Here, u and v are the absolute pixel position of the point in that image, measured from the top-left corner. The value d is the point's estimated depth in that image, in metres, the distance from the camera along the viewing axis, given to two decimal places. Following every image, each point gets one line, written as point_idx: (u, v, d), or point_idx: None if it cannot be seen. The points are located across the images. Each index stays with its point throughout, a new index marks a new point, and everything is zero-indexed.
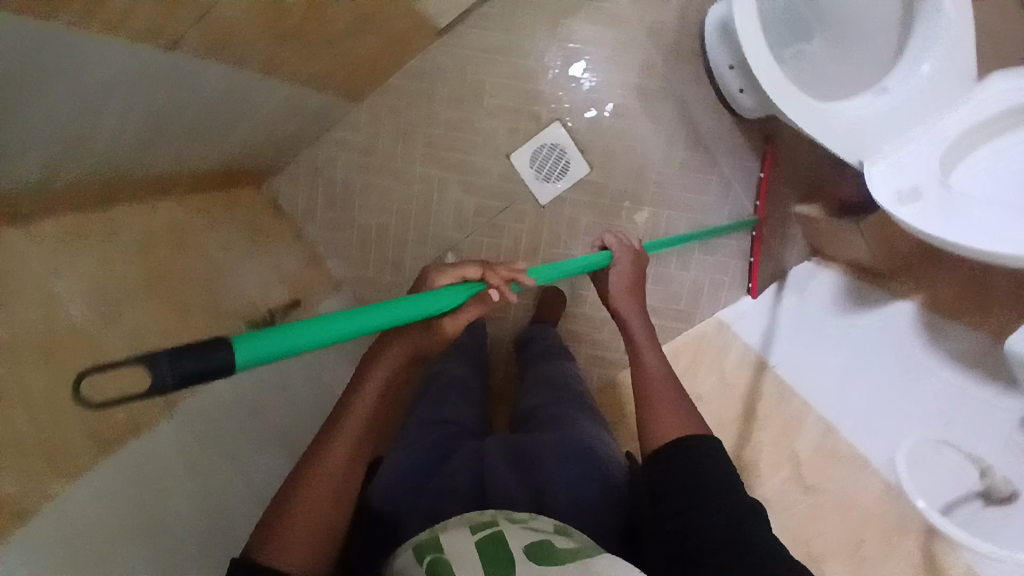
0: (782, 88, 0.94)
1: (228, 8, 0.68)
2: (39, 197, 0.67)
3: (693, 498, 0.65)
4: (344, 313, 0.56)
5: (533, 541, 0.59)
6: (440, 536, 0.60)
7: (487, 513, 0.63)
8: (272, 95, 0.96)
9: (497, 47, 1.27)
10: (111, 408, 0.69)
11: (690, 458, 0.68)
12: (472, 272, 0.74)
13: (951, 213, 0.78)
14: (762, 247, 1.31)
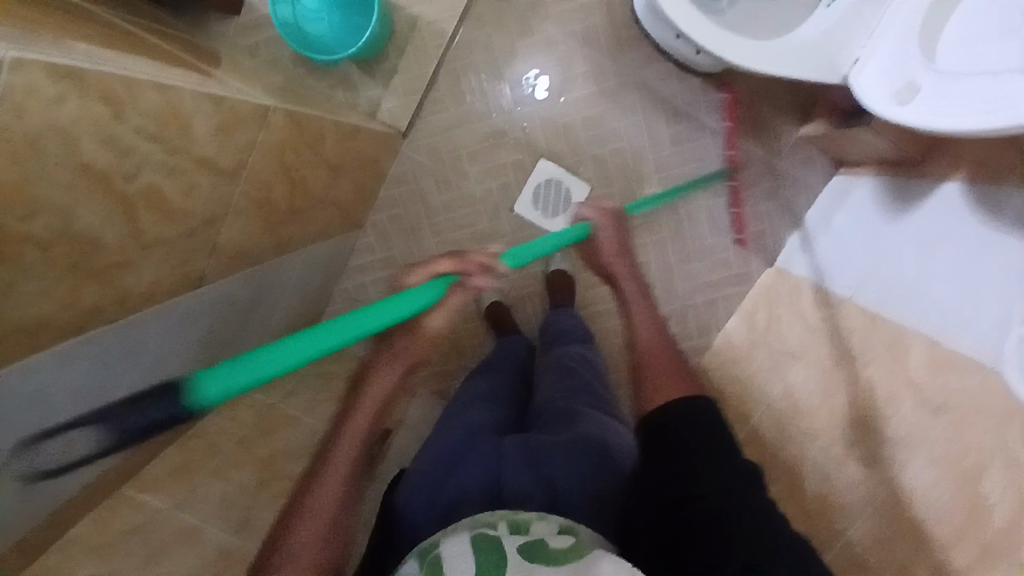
0: (731, 43, 0.93)
1: (229, 231, 0.75)
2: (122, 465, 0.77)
3: (695, 455, 0.69)
4: (332, 322, 0.57)
5: (526, 545, 0.64)
6: (438, 541, 0.67)
7: (492, 515, 0.70)
8: (295, 264, 1.04)
9: (457, 121, 1.31)
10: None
11: (693, 420, 0.73)
12: (441, 268, 0.81)
13: (943, 99, 0.76)
14: (786, 181, 1.29)
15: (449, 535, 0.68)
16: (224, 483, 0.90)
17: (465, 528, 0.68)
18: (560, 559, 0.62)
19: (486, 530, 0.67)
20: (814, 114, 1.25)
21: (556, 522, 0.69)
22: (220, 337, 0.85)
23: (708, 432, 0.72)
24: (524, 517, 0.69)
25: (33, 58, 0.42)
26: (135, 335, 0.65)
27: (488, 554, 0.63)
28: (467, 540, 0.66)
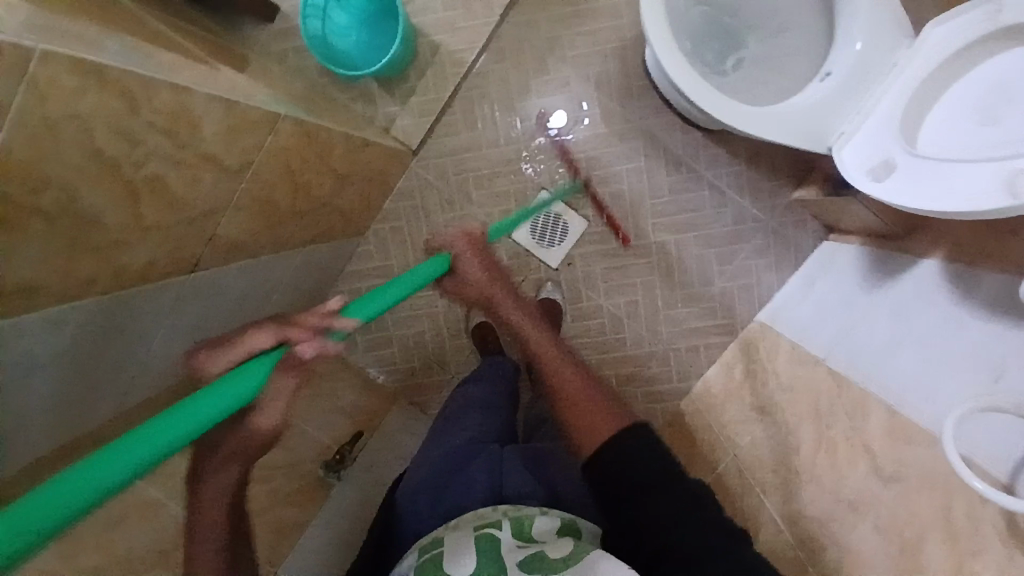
0: (724, 103, 0.97)
1: (228, 224, 0.80)
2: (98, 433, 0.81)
3: (648, 496, 0.69)
4: (156, 422, 0.43)
5: (528, 554, 0.71)
6: (444, 536, 0.77)
7: (494, 513, 0.78)
8: (291, 263, 1.09)
9: (466, 145, 1.36)
10: None
11: (634, 454, 0.71)
12: (263, 339, 0.60)
13: (920, 180, 0.79)
14: (778, 239, 1.33)
15: (451, 531, 0.77)
16: None
17: (469, 526, 0.77)
18: (551, 562, 0.69)
19: (489, 529, 0.76)
20: (811, 178, 1.28)
21: (557, 518, 0.78)
22: (205, 316, 0.89)
23: (655, 464, 0.71)
24: (525, 517, 0.78)
25: (58, 52, 0.47)
26: (126, 306, 0.69)
27: (487, 555, 0.72)
28: (472, 538, 0.75)
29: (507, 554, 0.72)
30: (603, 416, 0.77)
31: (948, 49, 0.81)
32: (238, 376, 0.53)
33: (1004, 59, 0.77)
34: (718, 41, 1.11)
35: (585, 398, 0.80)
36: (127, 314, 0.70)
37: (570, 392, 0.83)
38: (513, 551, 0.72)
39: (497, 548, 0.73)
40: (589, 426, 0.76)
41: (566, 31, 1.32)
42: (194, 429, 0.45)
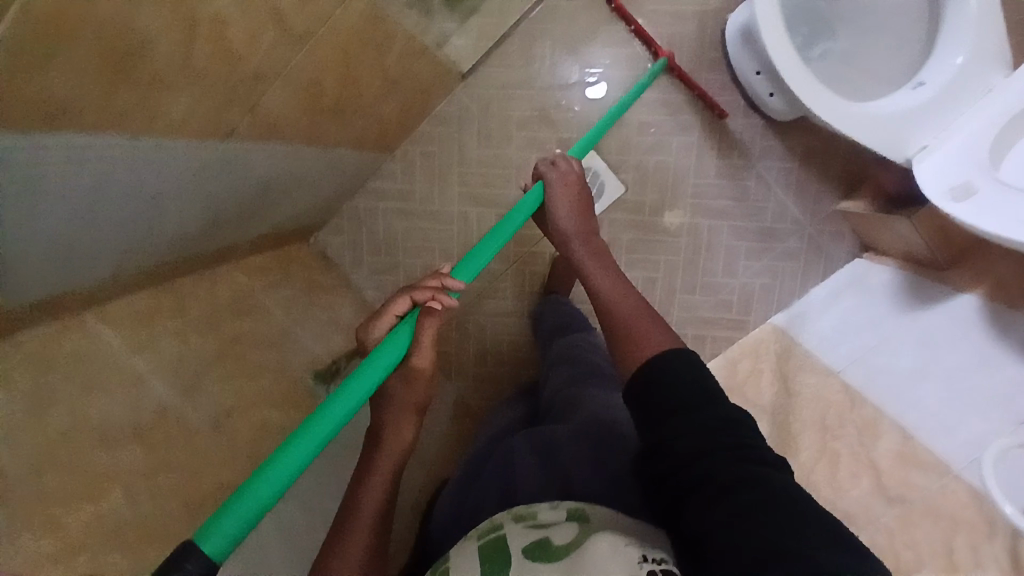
0: (811, 86, 0.91)
1: (271, 100, 0.74)
2: (100, 288, 0.80)
3: (681, 406, 0.60)
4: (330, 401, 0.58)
5: (531, 545, 0.61)
6: (450, 560, 0.66)
7: (495, 524, 0.67)
8: (317, 162, 1.03)
9: (517, 81, 1.29)
10: (159, 428, 0.78)
11: (673, 375, 0.63)
12: (401, 307, 0.75)
13: (1004, 206, 0.75)
14: (811, 246, 1.30)
15: (461, 551, 0.67)
16: (182, 348, 0.89)
17: (473, 543, 0.66)
18: (556, 550, 0.59)
19: (490, 535, 0.65)
20: (861, 191, 1.25)
21: (565, 508, 0.66)
22: (214, 189, 0.83)
23: (697, 383, 0.62)
24: (528, 511, 0.67)
25: None
26: (150, 169, 0.65)
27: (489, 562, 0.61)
28: (475, 551, 0.64)
29: (511, 550, 0.61)
30: (652, 337, 0.71)
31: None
32: (379, 352, 0.66)
33: None
34: (807, 26, 1.05)
35: (629, 314, 0.75)
36: (150, 177, 0.66)
37: (616, 307, 0.78)
38: (514, 548, 0.61)
39: (500, 549, 0.62)
40: (633, 344, 0.70)
41: None
42: (356, 401, 0.59)
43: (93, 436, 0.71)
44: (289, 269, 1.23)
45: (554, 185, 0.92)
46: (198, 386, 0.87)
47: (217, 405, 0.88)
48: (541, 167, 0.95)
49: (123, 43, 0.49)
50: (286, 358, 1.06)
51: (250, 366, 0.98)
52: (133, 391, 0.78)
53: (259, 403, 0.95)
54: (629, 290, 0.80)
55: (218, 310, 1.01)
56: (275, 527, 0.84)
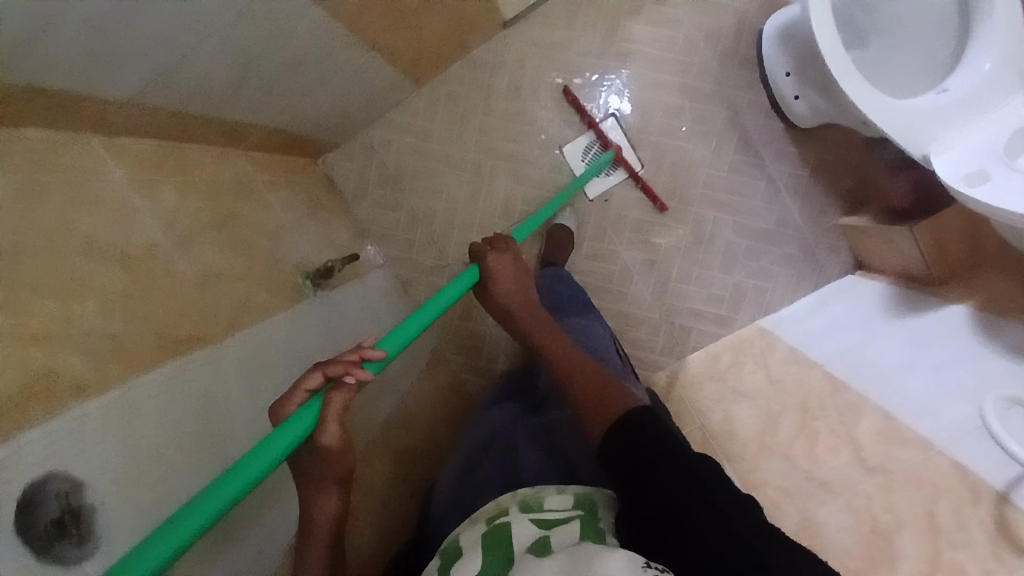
0: (850, 74, 0.92)
1: None
2: (121, 107, 0.75)
3: (652, 462, 0.64)
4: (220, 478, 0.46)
5: (534, 542, 0.64)
6: (459, 538, 0.71)
7: (504, 504, 0.71)
8: (352, 59, 1.02)
9: (555, 42, 1.31)
10: (145, 262, 0.73)
11: (641, 433, 0.67)
12: (313, 381, 0.64)
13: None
14: (807, 255, 1.33)
15: (469, 528, 0.71)
16: (177, 201, 0.85)
17: (482, 520, 0.71)
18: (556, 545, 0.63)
19: (499, 516, 0.69)
20: (862, 209, 1.29)
21: (571, 497, 0.72)
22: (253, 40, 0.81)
23: (661, 441, 0.65)
24: (535, 499, 0.71)
25: None
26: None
27: (497, 548, 0.65)
28: (482, 534, 0.68)
29: (517, 544, 0.64)
30: (610, 398, 0.74)
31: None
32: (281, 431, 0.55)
33: None
34: (842, 32, 1.12)
35: (591, 377, 0.79)
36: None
37: (581, 372, 0.80)
38: (521, 539, 0.65)
39: (504, 536, 0.66)
40: (602, 405, 0.73)
41: None
42: (262, 468, 0.48)
43: (77, 240, 0.65)
44: (295, 177, 1.19)
45: (495, 261, 0.95)
46: (190, 240, 0.82)
47: (205, 266, 0.83)
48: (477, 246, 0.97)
49: None
50: (280, 251, 1.01)
51: (245, 245, 0.93)
52: (124, 218, 0.74)
53: (249, 282, 0.89)
54: (588, 360, 0.83)
55: (221, 185, 0.96)
56: (246, 399, 0.76)
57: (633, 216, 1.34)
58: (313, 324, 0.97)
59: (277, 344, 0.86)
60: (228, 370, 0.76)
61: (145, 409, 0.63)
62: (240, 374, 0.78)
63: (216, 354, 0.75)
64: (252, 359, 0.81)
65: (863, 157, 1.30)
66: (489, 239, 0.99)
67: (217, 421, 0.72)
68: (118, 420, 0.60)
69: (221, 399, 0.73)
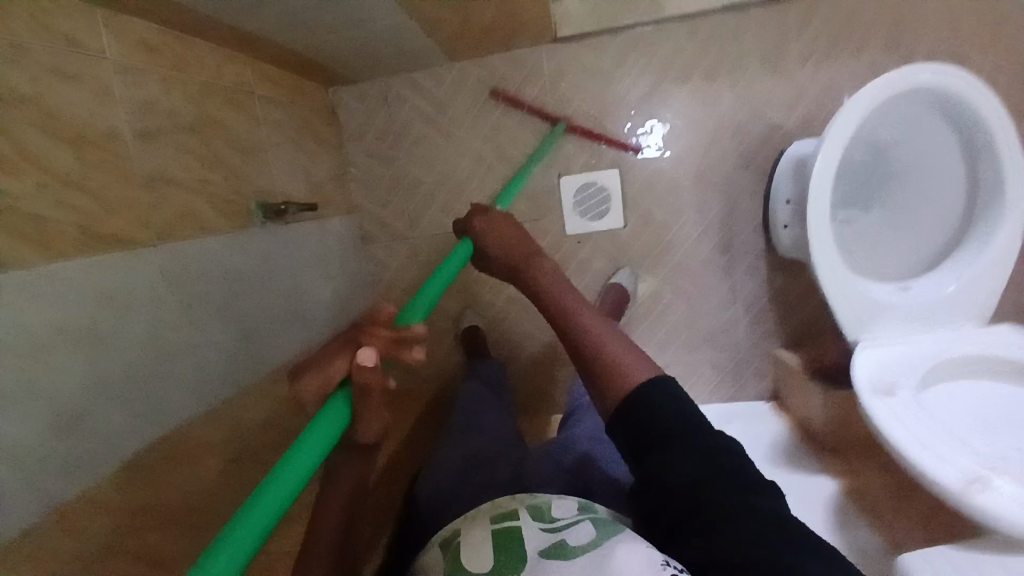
0: (826, 243, 0.95)
1: None
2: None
3: (669, 441, 0.65)
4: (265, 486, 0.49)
5: (548, 546, 0.63)
6: (463, 529, 0.68)
7: (508, 504, 0.70)
8: (389, 18, 1.00)
9: (597, 75, 1.29)
10: (97, 147, 0.73)
11: (657, 409, 0.67)
12: (337, 368, 0.60)
13: (912, 424, 0.81)
14: (736, 368, 1.39)
15: (468, 522, 0.69)
16: (163, 93, 0.84)
17: (485, 515, 0.69)
18: (574, 549, 0.62)
19: (505, 517, 0.68)
20: (800, 350, 1.34)
21: (576, 501, 0.72)
22: None
23: (682, 416, 0.67)
24: (542, 503, 0.71)
25: None
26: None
27: (510, 549, 0.63)
28: (489, 529, 0.66)
29: (529, 546, 0.64)
30: (627, 359, 0.74)
31: (1005, 353, 0.90)
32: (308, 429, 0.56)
33: None
34: (851, 185, 1.07)
35: (608, 341, 0.77)
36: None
37: (602, 337, 0.77)
38: (534, 544, 0.64)
39: (516, 539, 0.65)
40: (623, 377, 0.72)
41: (754, 68, 1.27)
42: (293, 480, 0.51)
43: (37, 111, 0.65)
44: (296, 99, 1.18)
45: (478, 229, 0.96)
46: (157, 138, 0.82)
47: (163, 165, 0.83)
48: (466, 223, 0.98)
49: None
50: (250, 171, 1.01)
51: (217, 158, 0.94)
52: (98, 99, 0.74)
53: (203, 193, 0.90)
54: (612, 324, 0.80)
55: (216, 87, 0.96)
56: (149, 311, 0.77)
57: (598, 266, 1.36)
58: (248, 254, 0.98)
59: (204, 261, 0.88)
60: (140, 276, 0.77)
61: (42, 296, 0.64)
62: (151, 283, 0.78)
63: (132, 258, 0.76)
64: (171, 271, 0.82)
65: (823, 304, 1.35)
66: (467, 212, 1.02)
67: (111, 326, 0.72)
68: (10, 301, 0.60)
69: (123, 306, 0.74)
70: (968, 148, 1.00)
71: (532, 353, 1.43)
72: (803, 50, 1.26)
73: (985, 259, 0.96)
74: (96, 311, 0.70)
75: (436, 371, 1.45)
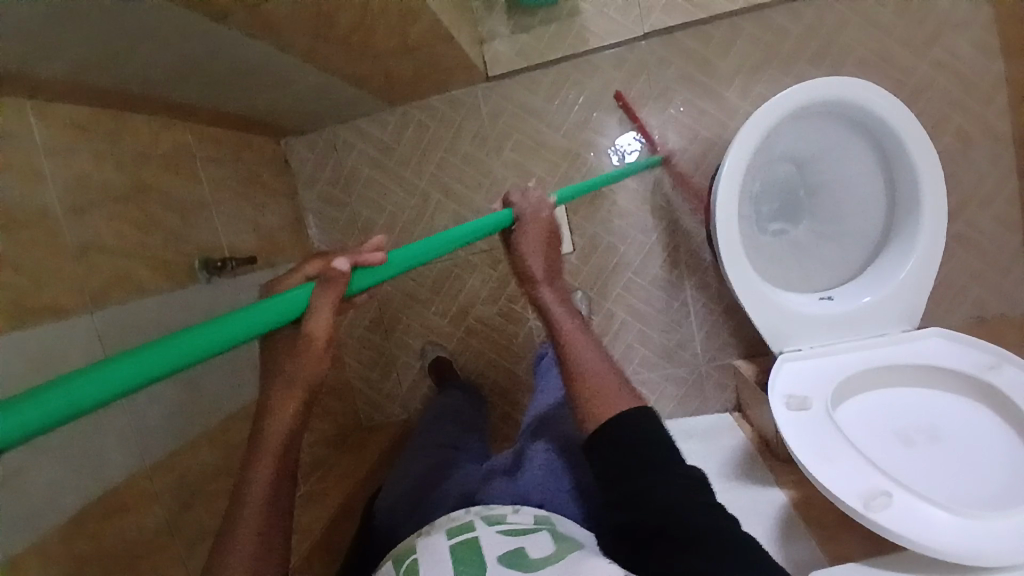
0: (741, 261, 0.96)
1: (280, 7, 0.76)
2: (51, 82, 0.81)
3: (642, 471, 0.68)
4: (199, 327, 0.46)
5: (509, 553, 0.69)
6: (419, 542, 0.73)
7: (464, 518, 0.75)
8: (311, 78, 1.05)
9: (532, 108, 1.33)
10: (26, 228, 0.79)
11: (635, 438, 0.70)
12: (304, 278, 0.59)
13: (819, 438, 0.81)
14: (695, 384, 1.39)
15: (425, 537, 0.74)
16: (93, 167, 0.91)
17: (441, 530, 0.74)
18: (534, 560, 0.68)
19: (462, 530, 0.73)
20: (755, 362, 1.33)
21: (532, 514, 0.77)
22: (199, 56, 0.84)
23: (652, 447, 0.70)
24: (498, 514, 0.75)
25: None
26: (174, 15, 0.70)
27: (469, 559, 0.69)
28: (448, 547, 0.71)
29: (488, 549, 0.70)
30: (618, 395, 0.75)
31: (925, 364, 0.89)
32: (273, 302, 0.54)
33: (952, 398, 0.88)
34: (778, 201, 1.08)
35: (597, 375, 0.78)
36: (172, 22, 0.71)
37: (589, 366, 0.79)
38: (495, 548, 0.70)
39: (475, 549, 0.70)
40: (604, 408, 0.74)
41: (684, 89, 1.29)
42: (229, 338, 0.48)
43: None
44: (243, 156, 1.26)
45: (521, 219, 0.88)
46: (87, 211, 0.88)
47: (95, 236, 0.89)
48: (514, 197, 0.90)
49: None
50: (189, 229, 1.08)
51: (152, 222, 1.00)
52: (28, 183, 0.80)
53: (138, 255, 0.96)
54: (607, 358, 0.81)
55: (151, 154, 1.03)
56: None
57: None
58: (190, 308, 1.04)
59: (140, 321, 0.93)
60: (73, 340, 0.81)
61: None
62: (85, 346, 0.83)
63: (64, 324, 0.81)
64: (105, 331, 0.87)
65: None
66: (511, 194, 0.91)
67: None
68: None
69: (57, 370, 0.78)
70: (880, 154, 1.00)
71: (494, 380, 1.46)
72: (731, 68, 1.28)
73: (909, 266, 0.94)
74: (31, 377, 0.74)
75: (399, 402, 1.49)
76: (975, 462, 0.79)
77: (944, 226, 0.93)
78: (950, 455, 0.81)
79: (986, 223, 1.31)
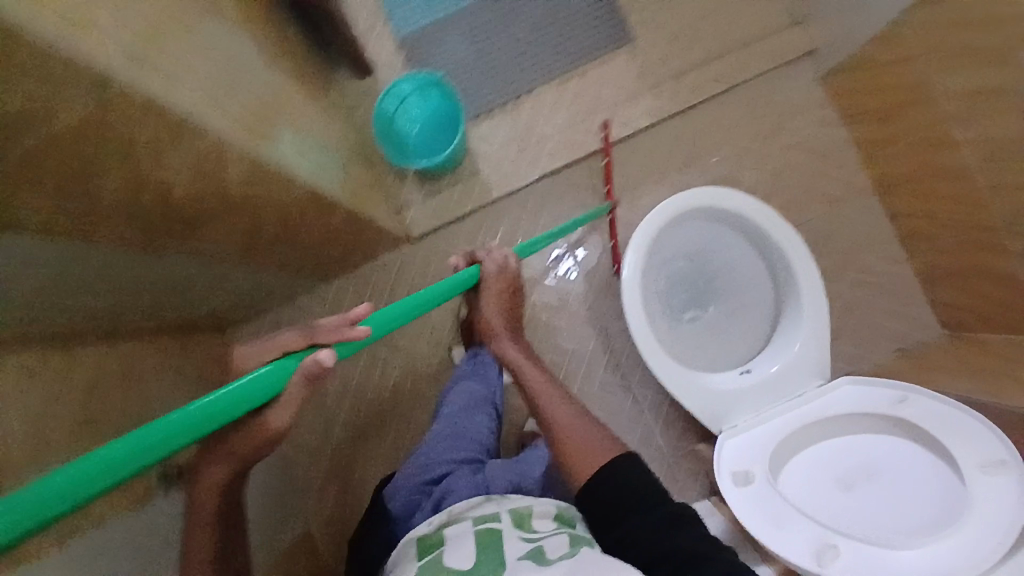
0: (656, 350, 1.05)
1: (207, 229, 0.88)
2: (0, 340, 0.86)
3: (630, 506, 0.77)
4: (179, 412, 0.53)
5: (527, 549, 0.75)
6: (446, 530, 0.83)
7: (491, 513, 0.84)
8: (246, 274, 1.15)
9: (455, 256, 1.47)
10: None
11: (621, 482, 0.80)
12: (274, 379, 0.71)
13: (768, 511, 0.89)
14: (667, 477, 1.43)
15: (451, 521, 0.84)
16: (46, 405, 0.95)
17: (467, 519, 0.84)
18: (550, 557, 0.73)
19: (487, 519, 0.82)
20: (713, 441, 1.40)
21: (551, 511, 0.86)
22: (137, 282, 0.93)
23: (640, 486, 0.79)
24: (523, 511, 0.85)
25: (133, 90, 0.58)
26: (109, 253, 0.80)
27: (490, 547, 0.77)
28: (471, 533, 0.80)
29: (508, 542, 0.77)
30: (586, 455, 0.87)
31: (846, 411, 0.97)
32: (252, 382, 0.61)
33: (880, 438, 0.96)
34: (686, 291, 1.20)
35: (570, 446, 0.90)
36: (110, 259, 0.81)
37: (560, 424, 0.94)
38: (512, 541, 0.77)
39: (496, 537, 0.78)
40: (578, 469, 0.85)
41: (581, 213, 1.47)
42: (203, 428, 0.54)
43: None
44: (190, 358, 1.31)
45: (487, 280, 1.13)
46: None
47: None
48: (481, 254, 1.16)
49: (66, 184, 0.63)
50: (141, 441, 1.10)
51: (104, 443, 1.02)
52: None
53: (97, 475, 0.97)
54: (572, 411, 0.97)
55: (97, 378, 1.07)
56: None
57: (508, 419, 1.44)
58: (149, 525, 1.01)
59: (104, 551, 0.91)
60: None
61: None
62: None
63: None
64: None
65: None
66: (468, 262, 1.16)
67: None
68: None
69: None
70: (750, 237, 1.15)
71: None
72: (616, 188, 1.47)
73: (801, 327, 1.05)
74: None
75: None
76: (903, 497, 0.90)
77: (818, 285, 1.06)
78: (882, 496, 0.91)
79: (874, 269, 1.47)
